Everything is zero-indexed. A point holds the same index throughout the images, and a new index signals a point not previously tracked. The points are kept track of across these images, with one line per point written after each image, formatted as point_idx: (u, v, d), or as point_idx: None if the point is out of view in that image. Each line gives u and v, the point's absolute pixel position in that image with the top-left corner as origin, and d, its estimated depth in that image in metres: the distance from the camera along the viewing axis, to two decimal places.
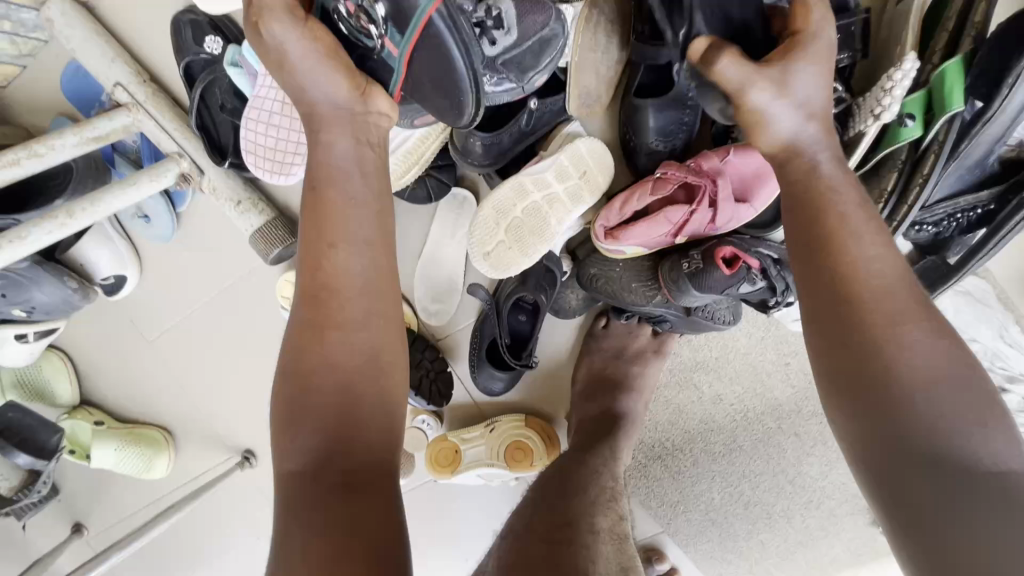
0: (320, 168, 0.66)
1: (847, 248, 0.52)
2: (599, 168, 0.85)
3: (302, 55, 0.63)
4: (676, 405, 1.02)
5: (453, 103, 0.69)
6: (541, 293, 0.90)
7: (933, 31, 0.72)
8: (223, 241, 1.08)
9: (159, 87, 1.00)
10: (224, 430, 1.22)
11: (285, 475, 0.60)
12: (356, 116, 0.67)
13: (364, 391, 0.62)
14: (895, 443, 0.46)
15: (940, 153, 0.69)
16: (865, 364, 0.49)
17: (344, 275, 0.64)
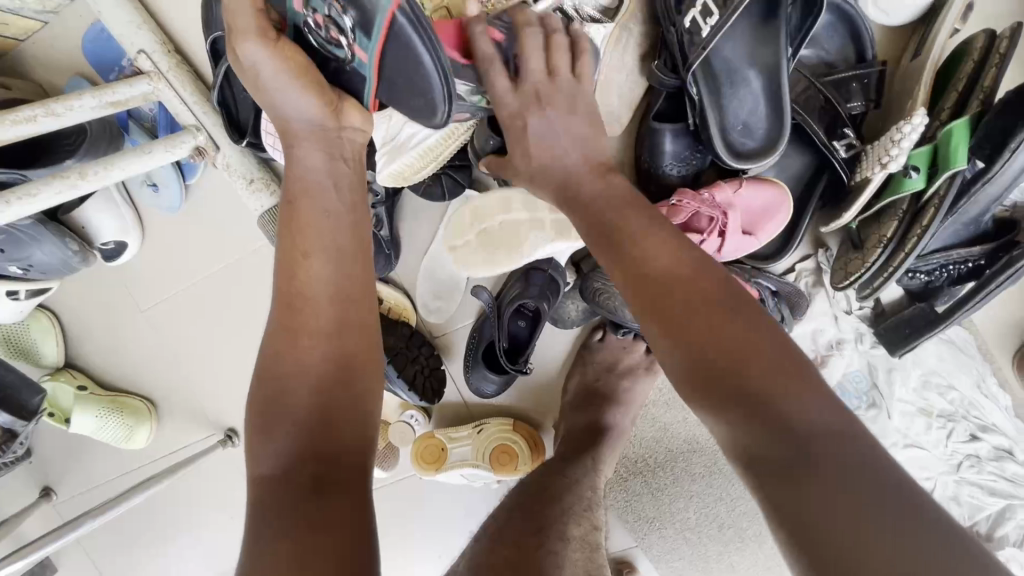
0: (296, 185, 0.68)
1: (640, 254, 0.59)
2: None
3: (274, 71, 0.65)
4: (662, 423, 1.04)
5: (425, 103, 0.72)
6: (544, 301, 0.90)
7: (945, 89, 0.76)
8: (231, 218, 1.08)
9: (183, 59, 1.00)
10: (210, 407, 1.22)
11: (257, 480, 0.56)
12: (328, 133, 0.69)
13: (341, 394, 0.60)
14: (733, 410, 0.47)
15: (940, 207, 0.71)
16: (688, 353, 0.51)
17: (312, 284, 0.64)
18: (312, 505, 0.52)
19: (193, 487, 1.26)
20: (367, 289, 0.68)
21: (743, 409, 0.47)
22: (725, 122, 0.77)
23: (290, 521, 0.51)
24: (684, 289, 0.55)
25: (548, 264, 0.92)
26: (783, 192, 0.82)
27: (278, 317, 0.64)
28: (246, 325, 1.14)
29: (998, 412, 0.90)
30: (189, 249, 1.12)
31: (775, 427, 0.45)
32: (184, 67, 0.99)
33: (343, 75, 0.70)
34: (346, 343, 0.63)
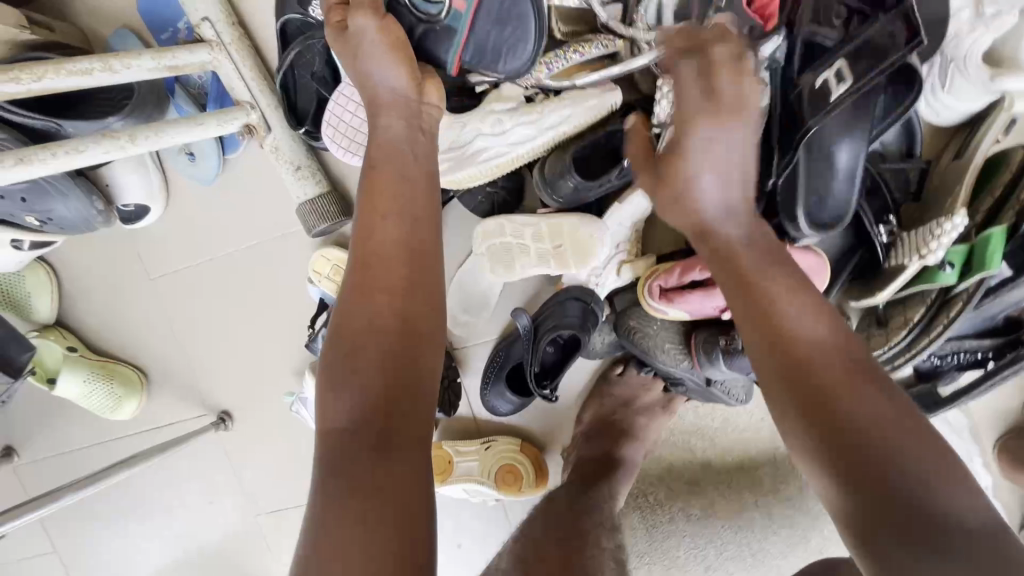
0: (376, 149, 0.72)
1: (781, 318, 0.59)
2: (571, 250, 0.88)
3: (374, 39, 0.71)
4: (668, 463, 1.09)
5: (508, 52, 0.79)
6: (582, 331, 0.91)
7: (980, 193, 0.82)
8: (265, 199, 1.05)
9: (245, 32, 0.97)
10: (207, 387, 1.17)
11: (326, 431, 0.60)
12: (409, 102, 0.73)
13: (405, 355, 0.63)
14: (865, 492, 0.48)
15: (967, 303, 0.78)
16: (830, 420, 0.52)
17: (386, 244, 0.68)
18: (379, 464, 0.55)
19: (176, 464, 1.22)
20: (437, 256, 0.69)
21: (882, 488, 0.47)
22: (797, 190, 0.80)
23: (362, 481, 0.55)
24: (828, 355, 0.55)
25: (589, 295, 0.93)
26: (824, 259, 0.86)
27: (356, 272, 0.67)
28: (262, 309, 1.11)
29: None
30: (215, 224, 1.08)
31: (917, 509, 0.46)
32: (245, 41, 0.96)
33: (430, 35, 0.77)
34: (414, 310, 0.65)
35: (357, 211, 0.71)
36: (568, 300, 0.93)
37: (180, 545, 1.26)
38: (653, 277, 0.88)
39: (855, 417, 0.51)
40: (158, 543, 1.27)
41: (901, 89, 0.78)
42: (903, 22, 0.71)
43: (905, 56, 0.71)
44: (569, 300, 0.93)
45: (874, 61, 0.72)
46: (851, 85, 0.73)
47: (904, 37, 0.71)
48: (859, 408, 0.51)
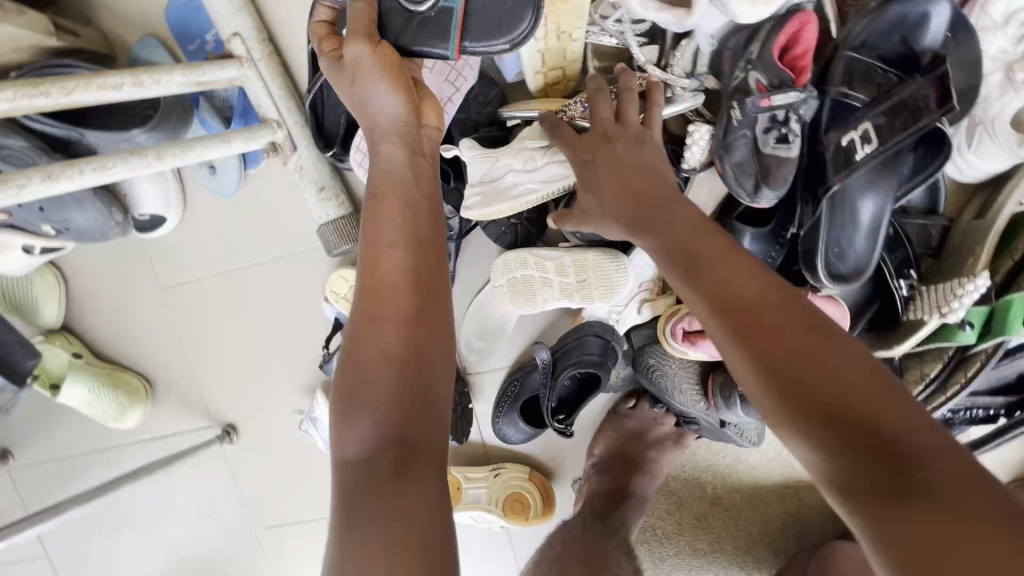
0: (379, 180, 0.69)
1: (713, 275, 0.58)
2: (598, 284, 0.87)
3: (370, 68, 0.67)
4: (677, 498, 1.10)
5: (508, 20, 0.73)
6: (600, 369, 0.91)
7: (1001, 254, 0.84)
8: (283, 216, 1.04)
9: (275, 49, 0.96)
10: (214, 399, 1.16)
11: (344, 462, 0.60)
12: (411, 128, 0.69)
13: (415, 379, 0.61)
14: (835, 436, 0.45)
15: (986, 362, 0.81)
16: (776, 365, 0.50)
17: (394, 271, 0.65)
18: (395, 490, 0.55)
19: (177, 475, 1.21)
20: (439, 278, 0.67)
21: (833, 424, 0.45)
22: (823, 244, 0.80)
23: (379, 504, 0.54)
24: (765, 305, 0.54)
25: (610, 333, 0.93)
26: (846, 308, 0.86)
27: (360, 301, 0.65)
28: (274, 325, 1.10)
29: None
30: (230, 237, 1.07)
31: (873, 439, 0.43)
32: (274, 58, 0.95)
33: (429, 24, 0.71)
34: (420, 327, 0.64)
35: (360, 247, 0.68)
36: (588, 337, 0.92)
37: (177, 557, 1.24)
38: (677, 320, 0.88)
39: (802, 361, 0.49)
40: (155, 553, 1.25)
41: (930, 152, 0.78)
42: (936, 85, 0.72)
43: (937, 120, 0.71)
44: (590, 337, 0.92)
45: (905, 125, 0.73)
46: (877, 148, 0.73)
47: (932, 104, 0.72)
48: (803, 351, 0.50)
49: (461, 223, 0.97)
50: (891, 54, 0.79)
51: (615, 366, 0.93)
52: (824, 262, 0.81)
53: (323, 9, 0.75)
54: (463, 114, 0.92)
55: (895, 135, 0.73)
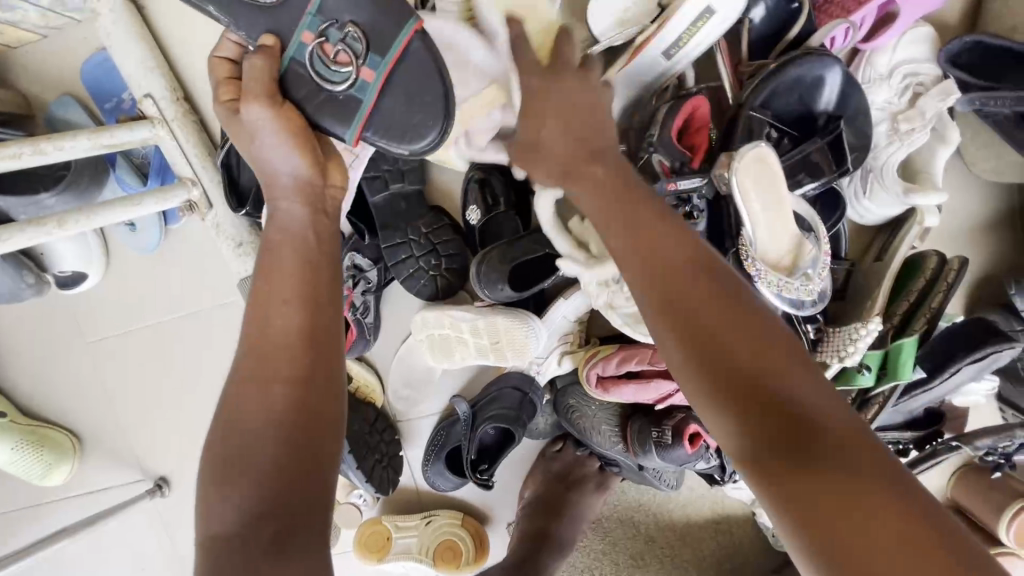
0: (275, 237, 0.67)
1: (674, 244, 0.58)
2: (510, 344, 0.87)
3: (273, 131, 0.64)
4: (612, 539, 1.10)
5: (415, 132, 0.72)
6: (517, 424, 0.91)
7: (897, 294, 0.85)
8: (205, 270, 1.04)
9: (190, 107, 0.97)
10: (144, 452, 1.14)
11: (212, 539, 0.55)
12: (313, 188, 0.67)
13: (303, 443, 0.59)
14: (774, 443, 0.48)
15: (885, 403, 0.82)
16: (708, 349, 0.52)
17: (285, 332, 0.62)
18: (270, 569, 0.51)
19: (107, 530, 1.18)
20: (336, 343, 0.65)
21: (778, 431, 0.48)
22: None
23: None
24: (687, 285, 0.56)
25: (528, 385, 0.94)
26: None
27: (251, 359, 0.62)
28: (204, 376, 1.09)
29: None
30: (156, 291, 1.06)
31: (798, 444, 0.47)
32: (188, 116, 0.96)
33: (332, 105, 0.68)
34: (313, 386, 0.61)
35: (245, 308, 0.65)
36: (507, 389, 0.93)
37: None
38: (594, 363, 0.88)
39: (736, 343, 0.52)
40: None
41: (828, 209, 0.84)
42: (831, 147, 0.75)
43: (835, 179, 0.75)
44: (508, 388, 0.93)
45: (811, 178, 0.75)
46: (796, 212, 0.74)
47: (829, 165, 0.75)
48: (735, 338, 0.52)
49: (380, 274, 0.98)
50: (783, 111, 0.78)
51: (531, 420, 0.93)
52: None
53: (228, 44, 0.69)
54: (374, 169, 0.93)
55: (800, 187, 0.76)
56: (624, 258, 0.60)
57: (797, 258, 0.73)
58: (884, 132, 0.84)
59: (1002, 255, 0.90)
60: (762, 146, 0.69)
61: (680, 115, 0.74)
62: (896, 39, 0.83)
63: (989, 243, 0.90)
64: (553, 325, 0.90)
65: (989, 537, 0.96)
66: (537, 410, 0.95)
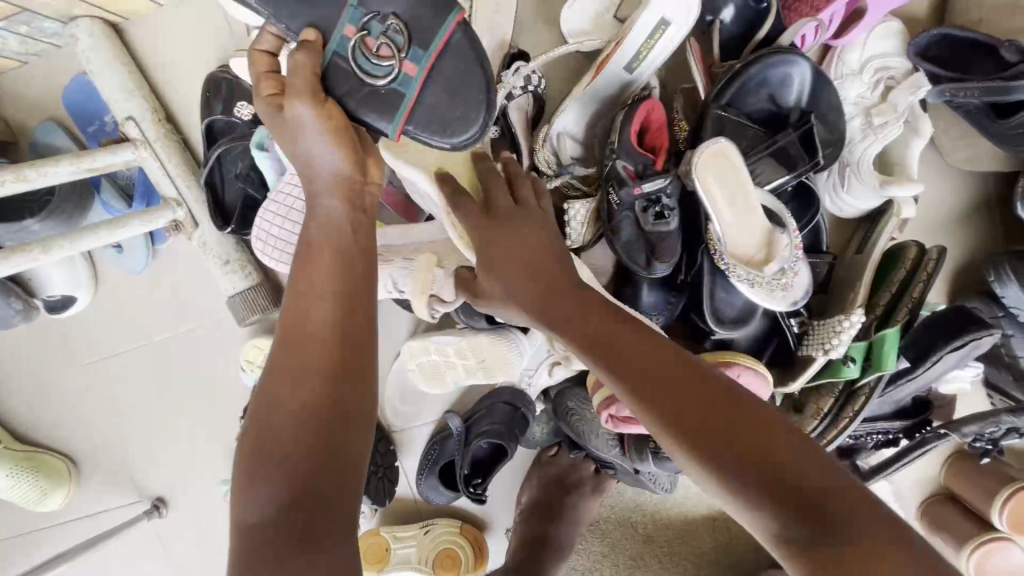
0: (313, 234, 0.64)
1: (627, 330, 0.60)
2: (498, 364, 0.86)
3: (316, 128, 0.61)
4: (611, 541, 1.10)
5: (457, 124, 0.67)
6: (508, 441, 0.89)
7: (880, 287, 0.86)
8: (194, 288, 1.04)
9: (173, 128, 0.98)
10: (140, 473, 1.14)
11: (245, 529, 0.52)
12: (353, 185, 0.64)
13: (336, 435, 0.56)
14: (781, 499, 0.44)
15: (871, 395, 0.82)
16: (685, 421, 0.50)
17: (319, 325, 0.60)
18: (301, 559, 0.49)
19: (105, 553, 1.17)
20: (370, 337, 0.62)
21: (775, 487, 0.45)
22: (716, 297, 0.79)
23: None
24: (666, 382, 0.53)
25: (520, 399, 0.93)
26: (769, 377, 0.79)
27: (282, 354, 0.60)
28: (197, 394, 1.09)
29: None
30: (147, 311, 1.06)
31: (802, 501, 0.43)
32: (172, 136, 0.96)
33: (373, 99, 0.64)
34: (348, 375, 0.59)
35: (285, 295, 0.63)
36: (499, 404, 0.92)
37: None
38: (606, 404, 0.82)
39: (710, 414, 0.50)
40: None
41: (802, 206, 0.85)
42: (804, 140, 0.77)
43: (808, 171, 0.76)
44: (500, 404, 0.92)
45: (785, 171, 0.76)
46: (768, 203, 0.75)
47: (802, 157, 0.77)
48: (730, 422, 0.49)
49: None
50: (754, 109, 0.79)
51: (523, 435, 0.92)
52: (711, 306, 0.79)
53: (270, 38, 0.67)
54: None
55: (774, 179, 0.77)
56: (597, 358, 0.59)
57: (771, 251, 0.75)
58: (857, 128, 0.85)
59: (980, 243, 0.91)
60: (723, 140, 0.72)
61: (638, 119, 0.75)
62: (866, 36, 0.85)
63: (966, 232, 0.91)
64: (538, 340, 0.88)
65: (983, 523, 0.97)
66: (529, 425, 0.93)
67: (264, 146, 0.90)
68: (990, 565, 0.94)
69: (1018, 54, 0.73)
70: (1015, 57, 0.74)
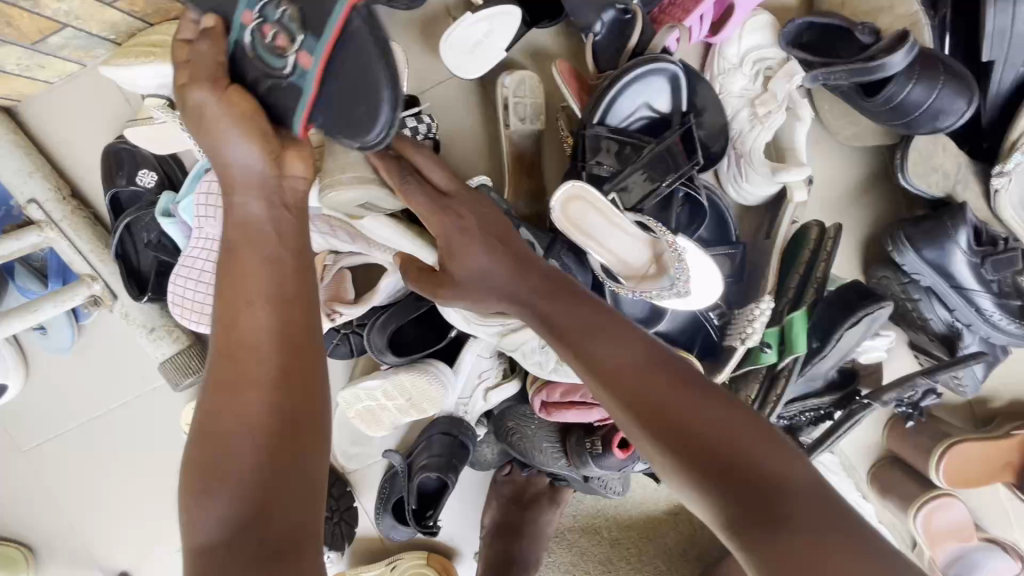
0: (234, 232, 0.63)
1: (595, 347, 0.62)
2: (425, 398, 0.87)
3: (217, 110, 0.61)
4: (579, 549, 1.11)
5: (361, 121, 0.64)
6: (449, 472, 0.90)
7: (789, 271, 0.87)
8: (128, 359, 1.03)
9: (81, 203, 0.97)
10: (100, 551, 1.11)
11: (198, 550, 0.52)
12: (268, 179, 0.63)
13: (286, 451, 0.56)
14: (733, 488, 0.51)
15: (790, 377, 0.84)
16: (659, 422, 0.55)
17: (255, 333, 0.60)
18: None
19: None
20: (312, 335, 0.62)
21: (729, 481, 0.51)
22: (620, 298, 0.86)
23: None
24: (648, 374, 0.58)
25: (458, 427, 0.94)
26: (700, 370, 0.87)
27: (219, 366, 0.59)
28: (147, 464, 1.08)
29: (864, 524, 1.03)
30: (84, 389, 1.05)
31: (754, 487, 0.50)
32: (80, 212, 0.96)
33: (275, 94, 0.63)
34: (290, 393, 0.58)
35: (215, 307, 0.62)
36: (436, 436, 0.92)
37: None
38: (538, 391, 0.88)
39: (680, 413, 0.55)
40: None
41: (695, 211, 0.86)
42: (682, 142, 0.80)
43: (692, 168, 0.79)
44: (438, 435, 0.92)
45: (673, 170, 0.79)
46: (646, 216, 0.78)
47: (685, 158, 0.80)
48: (704, 431, 0.54)
49: None
50: (634, 118, 0.82)
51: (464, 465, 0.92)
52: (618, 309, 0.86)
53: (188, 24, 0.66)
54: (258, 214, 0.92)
55: (669, 175, 0.79)
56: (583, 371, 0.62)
57: (660, 264, 0.78)
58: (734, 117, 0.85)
59: (879, 211, 0.95)
60: (576, 185, 0.75)
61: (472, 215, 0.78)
62: (739, 31, 0.87)
63: (863, 204, 0.95)
64: (465, 370, 0.90)
65: (927, 481, 1.01)
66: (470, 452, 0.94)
67: (169, 213, 0.91)
68: (939, 522, 0.99)
69: (872, 34, 0.76)
70: (869, 37, 0.77)
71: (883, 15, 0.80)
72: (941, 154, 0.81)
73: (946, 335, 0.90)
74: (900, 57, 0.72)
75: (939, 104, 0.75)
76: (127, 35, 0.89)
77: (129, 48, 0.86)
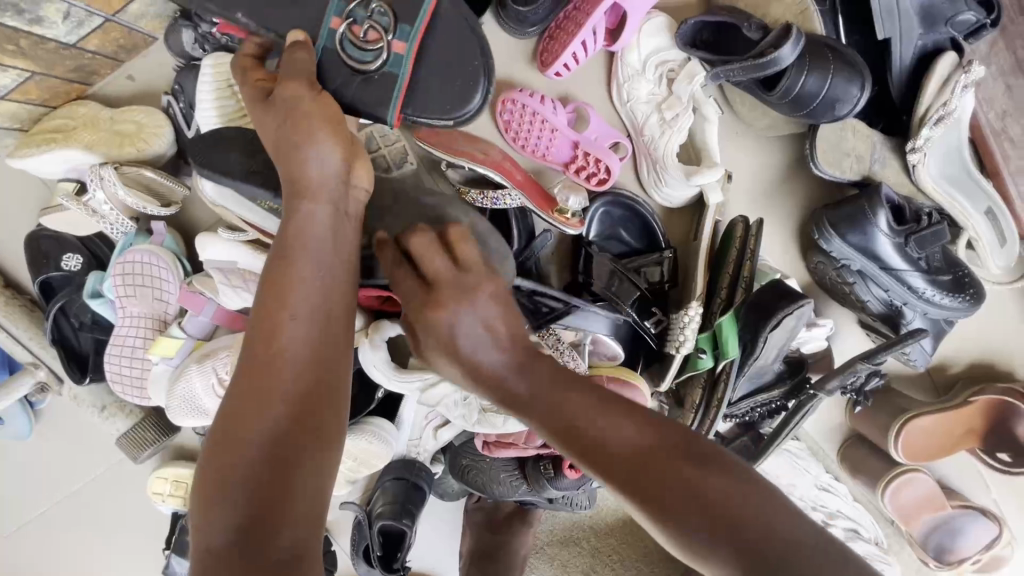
0: (290, 234, 0.61)
1: (580, 428, 0.57)
2: (369, 455, 0.88)
3: (309, 115, 0.61)
4: (561, 562, 1.12)
5: (459, 95, 0.69)
6: (405, 520, 0.89)
7: (717, 277, 0.86)
8: (89, 435, 1.04)
9: (15, 292, 0.97)
10: None
11: (206, 551, 0.51)
12: (338, 188, 0.63)
13: (290, 470, 0.54)
14: (750, 549, 0.47)
15: (729, 379, 0.81)
16: (661, 502, 0.51)
17: (292, 342, 0.59)
18: None
19: None
20: (347, 358, 0.62)
21: (740, 539, 0.47)
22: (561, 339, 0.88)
23: None
24: (657, 461, 0.53)
25: (409, 471, 0.95)
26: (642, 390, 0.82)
27: (241, 381, 0.57)
28: (122, 536, 1.08)
29: (839, 500, 1.03)
30: (50, 469, 1.05)
31: (765, 550, 0.46)
32: (14, 301, 0.96)
33: (365, 87, 0.68)
34: (307, 415, 0.57)
35: (258, 295, 0.61)
36: (389, 481, 0.94)
37: None
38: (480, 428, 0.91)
39: (675, 484, 0.51)
40: None
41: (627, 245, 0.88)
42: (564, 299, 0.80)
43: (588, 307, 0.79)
44: (391, 481, 0.94)
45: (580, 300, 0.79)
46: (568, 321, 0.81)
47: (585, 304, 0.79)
48: (709, 487, 0.50)
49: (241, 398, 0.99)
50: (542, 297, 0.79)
51: (420, 511, 0.91)
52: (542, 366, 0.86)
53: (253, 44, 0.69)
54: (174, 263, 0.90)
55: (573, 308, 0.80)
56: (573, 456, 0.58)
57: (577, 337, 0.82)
58: (607, 150, 0.83)
59: (809, 197, 0.94)
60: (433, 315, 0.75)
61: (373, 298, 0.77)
62: (637, 36, 0.85)
63: (795, 193, 0.94)
64: (409, 417, 0.91)
65: (891, 457, 1.01)
66: (426, 494, 0.94)
67: (97, 293, 0.91)
68: (904, 494, 1.00)
69: (759, 30, 0.76)
70: (757, 33, 0.77)
71: (776, 6, 0.79)
72: (852, 139, 0.82)
73: (887, 314, 0.88)
74: (790, 49, 0.70)
75: (833, 93, 0.74)
76: (31, 123, 0.89)
77: (32, 136, 0.85)
